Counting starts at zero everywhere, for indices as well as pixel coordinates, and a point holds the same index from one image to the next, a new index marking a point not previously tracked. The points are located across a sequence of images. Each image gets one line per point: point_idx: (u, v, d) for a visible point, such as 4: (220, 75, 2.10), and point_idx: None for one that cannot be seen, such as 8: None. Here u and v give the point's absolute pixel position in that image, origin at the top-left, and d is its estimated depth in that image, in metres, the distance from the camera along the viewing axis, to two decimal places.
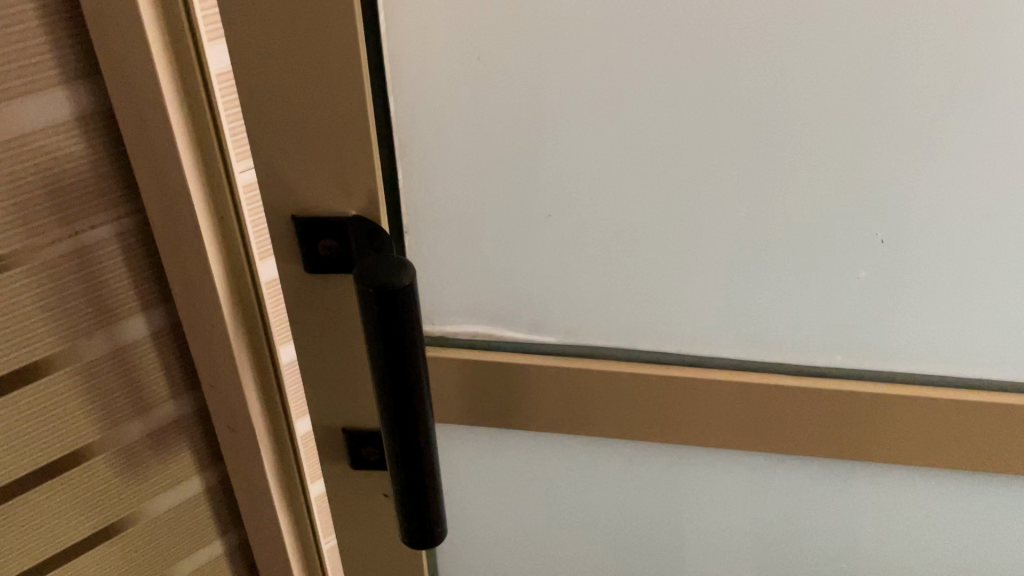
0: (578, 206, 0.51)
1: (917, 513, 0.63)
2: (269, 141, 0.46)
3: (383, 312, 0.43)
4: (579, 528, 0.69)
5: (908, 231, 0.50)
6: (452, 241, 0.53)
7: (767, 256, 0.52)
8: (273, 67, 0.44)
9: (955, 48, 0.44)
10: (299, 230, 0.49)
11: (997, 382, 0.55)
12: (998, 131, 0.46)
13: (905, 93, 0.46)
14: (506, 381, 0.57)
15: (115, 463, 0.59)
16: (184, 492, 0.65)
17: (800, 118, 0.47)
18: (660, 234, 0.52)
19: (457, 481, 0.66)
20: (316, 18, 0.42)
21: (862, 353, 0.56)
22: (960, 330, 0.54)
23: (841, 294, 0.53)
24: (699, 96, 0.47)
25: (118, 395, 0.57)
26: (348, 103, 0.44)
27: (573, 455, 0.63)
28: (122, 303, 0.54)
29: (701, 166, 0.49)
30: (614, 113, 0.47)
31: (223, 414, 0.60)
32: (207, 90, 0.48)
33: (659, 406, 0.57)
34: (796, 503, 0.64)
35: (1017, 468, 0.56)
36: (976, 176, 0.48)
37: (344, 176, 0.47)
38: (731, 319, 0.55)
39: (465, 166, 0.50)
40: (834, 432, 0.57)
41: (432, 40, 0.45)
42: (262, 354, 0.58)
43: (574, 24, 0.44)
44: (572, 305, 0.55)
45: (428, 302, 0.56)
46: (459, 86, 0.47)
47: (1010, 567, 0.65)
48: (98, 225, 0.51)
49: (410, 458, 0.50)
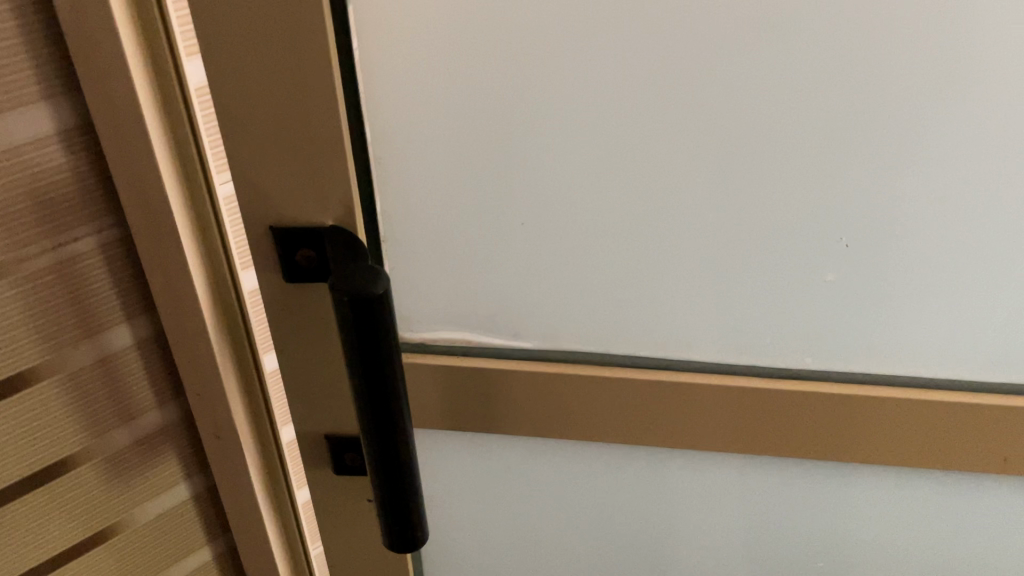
0: (549, 214, 0.52)
1: (889, 512, 0.64)
2: (246, 153, 0.47)
3: (357, 319, 0.44)
4: (562, 531, 0.69)
5: (871, 236, 0.51)
6: (427, 250, 0.54)
7: (735, 261, 0.53)
8: (249, 82, 0.45)
9: (909, 58, 0.45)
10: (278, 241, 0.50)
11: (963, 382, 0.57)
12: (952, 137, 0.48)
13: (867, 98, 0.47)
14: (485, 387, 0.58)
15: (102, 470, 0.60)
16: (172, 499, 0.66)
17: (766, 125, 0.48)
18: (629, 240, 0.53)
19: (439, 485, 0.67)
20: (289, 34, 0.43)
21: (833, 356, 0.57)
22: (928, 332, 0.55)
23: (810, 298, 0.54)
24: (664, 107, 0.48)
25: (103, 404, 0.58)
26: (323, 117, 0.46)
27: (552, 459, 0.64)
28: (106, 313, 0.55)
29: (668, 176, 0.50)
30: (581, 123, 0.49)
31: (207, 422, 0.61)
32: (185, 104, 0.49)
33: (635, 408, 0.58)
34: (772, 503, 0.65)
35: (984, 466, 0.57)
36: (938, 180, 0.49)
37: (319, 188, 0.48)
38: (703, 323, 0.56)
39: (438, 176, 0.51)
40: (806, 432, 0.58)
41: (404, 54, 0.46)
42: (245, 362, 0.59)
43: (540, 38, 0.46)
44: (547, 311, 0.56)
45: (406, 311, 0.57)
46: (431, 97, 0.48)
47: (981, 563, 0.66)
48: (81, 237, 0.52)
49: (390, 463, 0.51)
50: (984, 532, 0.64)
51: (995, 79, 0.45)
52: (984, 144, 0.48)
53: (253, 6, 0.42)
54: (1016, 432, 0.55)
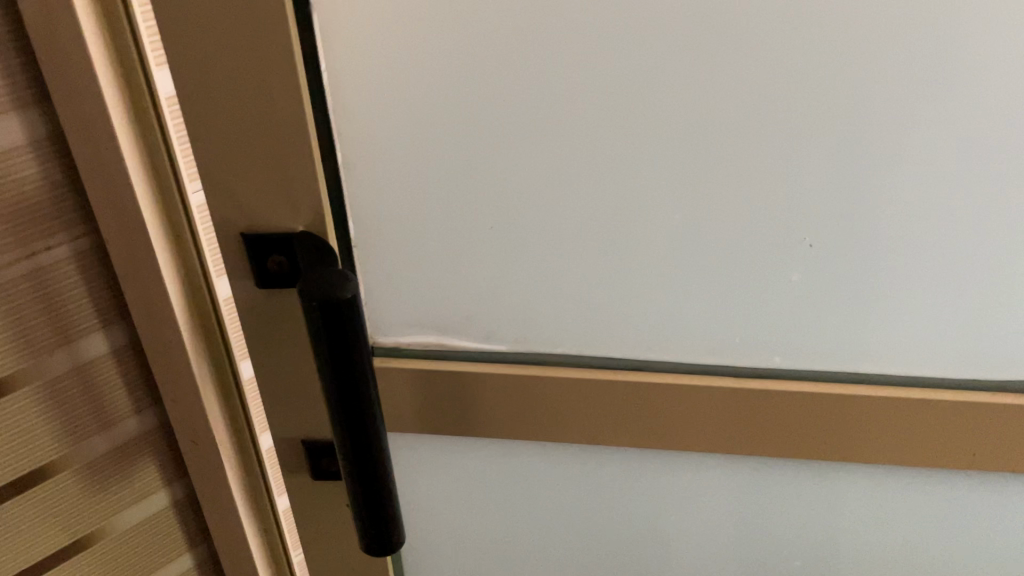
0: (516, 218, 0.53)
1: (861, 509, 0.65)
2: (216, 161, 0.48)
3: (327, 323, 0.44)
4: (540, 532, 0.70)
5: (834, 235, 0.52)
6: (398, 255, 0.55)
7: (701, 262, 0.54)
8: (216, 89, 0.45)
9: (864, 59, 0.46)
10: (249, 247, 0.50)
11: (929, 379, 0.57)
12: (909, 137, 0.48)
13: (825, 99, 0.47)
14: (458, 390, 0.58)
15: (81, 478, 0.60)
16: (152, 506, 0.66)
17: (727, 126, 0.49)
18: (596, 242, 0.53)
19: (417, 490, 0.68)
20: (254, 42, 0.43)
21: (802, 354, 0.57)
22: (894, 330, 0.56)
23: (776, 298, 0.55)
24: (624, 111, 0.48)
25: (80, 411, 0.58)
26: (290, 123, 0.46)
27: (528, 461, 0.64)
28: (81, 321, 0.56)
29: (631, 178, 0.51)
30: (544, 128, 0.49)
31: (185, 429, 0.61)
32: (156, 113, 0.49)
33: (607, 409, 0.58)
34: (746, 502, 0.65)
35: (951, 462, 0.58)
36: (898, 178, 0.50)
37: (289, 194, 0.49)
38: (673, 323, 0.57)
39: (405, 181, 0.51)
40: (777, 431, 0.58)
41: (369, 60, 0.47)
42: (222, 368, 0.59)
43: (500, 43, 0.46)
44: (518, 313, 0.57)
45: (379, 315, 0.58)
46: (396, 104, 0.48)
47: (952, 558, 0.67)
48: (55, 246, 0.52)
49: (364, 467, 0.51)
50: (955, 526, 0.65)
51: (948, 78, 0.46)
52: (941, 144, 0.48)
53: (218, 15, 0.42)
54: (981, 425, 0.56)
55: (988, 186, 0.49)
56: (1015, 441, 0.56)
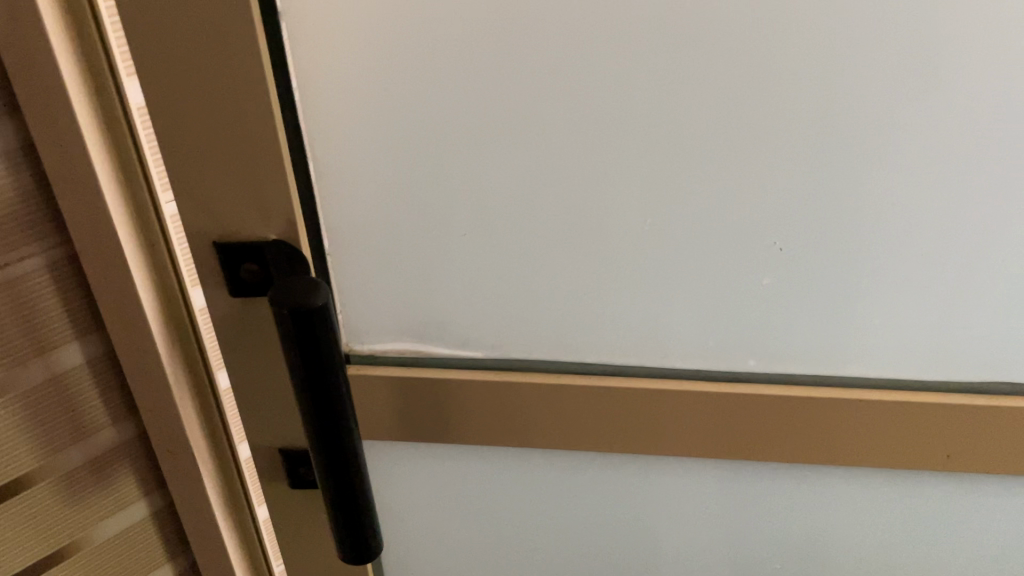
0: (489, 225, 0.53)
1: (838, 510, 0.65)
2: (187, 170, 0.48)
3: (298, 330, 0.44)
4: (520, 538, 0.70)
5: (804, 238, 0.52)
6: (371, 262, 0.55)
7: (673, 266, 0.54)
8: (186, 97, 0.45)
9: (830, 63, 0.46)
10: (222, 255, 0.51)
11: (902, 381, 0.58)
12: (877, 142, 0.49)
13: (792, 103, 0.47)
14: (435, 398, 0.58)
15: (57, 491, 0.59)
16: (130, 517, 0.65)
17: (696, 131, 0.49)
18: (568, 247, 0.54)
19: (396, 498, 0.67)
20: (222, 51, 0.43)
21: (776, 358, 0.57)
22: (867, 333, 0.56)
23: (748, 302, 0.55)
24: (593, 118, 0.49)
25: (55, 423, 0.57)
26: (260, 132, 0.46)
27: (506, 466, 0.64)
28: (56, 332, 0.55)
29: (602, 183, 0.51)
30: (515, 135, 0.49)
31: (162, 440, 0.60)
32: (128, 123, 0.49)
33: (583, 415, 0.59)
34: (724, 505, 0.66)
35: (925, 463, 0.59)
36: (866, 183, 0.50)
37: (261, 202, 0.49)
38: (648, 328, 0.57)
39: (377, 189, 0.51)
40: (752, 434, 0.59)
41: (339, 68, 0.47)
42: (199, 378, 0.59)
43: (469, 51, 0.46)
44: (493, 320, 0.57)
45: (355, 323, 0.58)
46: (367, 112, 0.49)
47: (928, 558, 0.67)
48: (26, 256, 0.52)
49: (340, 475, 0.50)
50: (929, 527, 0.65)
51: (913, 82, 0.46)
52: (908, 148, 0.49)
53: (186, 23, 0.42)
54: (954, 427, 0.56)
55: (955, 190, 0.50)
56: (988, 442, 0.57)
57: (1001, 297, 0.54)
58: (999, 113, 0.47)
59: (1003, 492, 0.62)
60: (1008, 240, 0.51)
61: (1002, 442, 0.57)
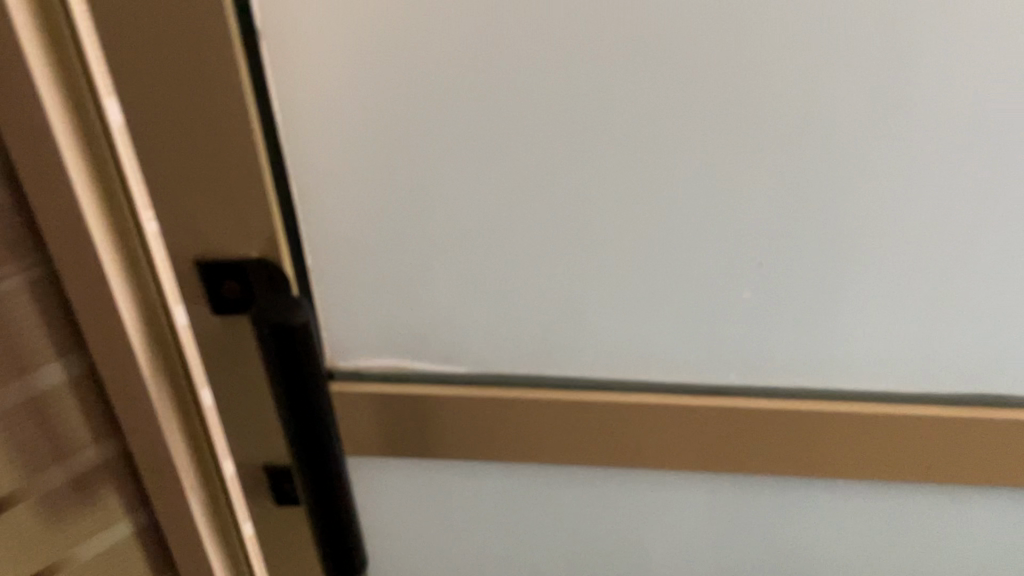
0: (471, 242, 0.53)
1: (822, 520, 0.65)
2: (167, 190, 0.48)
3: (280, 350, 0.44)
4: (506, 552, 0.70)
5: (784, 253, 0.53)
6: (353, 279, 0.55)
7: (652, 280, 0.54)
8: (165, 118, 0.45)
9: (804, 79, 0.47)
10: (204, 274, 0.51)
11: (882, 393, 0.58)
12: (852, 158, 0.49)
13: (767, 120, 0.48)
14: (419, 413, 0.59)
15: (38, 511, 0.58)
16: (114, 536, 0.64)
17: (673, 148, 0.49)
18: (549, 262, 0.54)
19: (381, 513, 0.67)
20: (201, 75, 0.43)
21: (758, 371, 0.58)
22: (847, 346, 0.56)
23: (729, 314, 0.55)
24: (572, 133, 0.49)
25: (36, 443, 0.56)
26: (240, 153, 0.46)
27: (492, 481, 0.64)
28: (37, 350, 0.54)
29: (582, 199, 0.51)
30: (494, 152, 0.50)
31: (143, 458, 0.60)
32: (108, 143, 0.48)
33: (566, 429, 0.59)
34: (708, 516, 0.66)
35: (905, 474, 0.59)
36: (843, 197, 0.50)
37: (242, 220, 0.49)
38: (630, 343, 0.57)
39: (358, 206, 0.52)
40: (735, 446, 0.59)
41: (318, 88, 0.47)
42: (183, 396, 0.59)
43: (449, 68, 0.47)
44: (475, 335, 0.57)
45: (338, 339, 0.58)
46: (347, 131, 0.49)
47: (911, 567, 0.68)
48: (7, 276, 0.51)
49: (324, 492, 0.50)
50: (912, 537, 0.65)
51: (888, 94, 0.47)
52: (884, 162, 0.49)
53: (165, 46, 0.43)
54: (934, 439, 0.57)
55: (931, 203, 0.50)
56: (968, 453, 0.57)
57: (978, 310, 0.54)
58: (972, 125, 0.48)
59: (984, 502, 0.62)
60: (984, 253, 0.52)
61: (982, 453, 0.57)
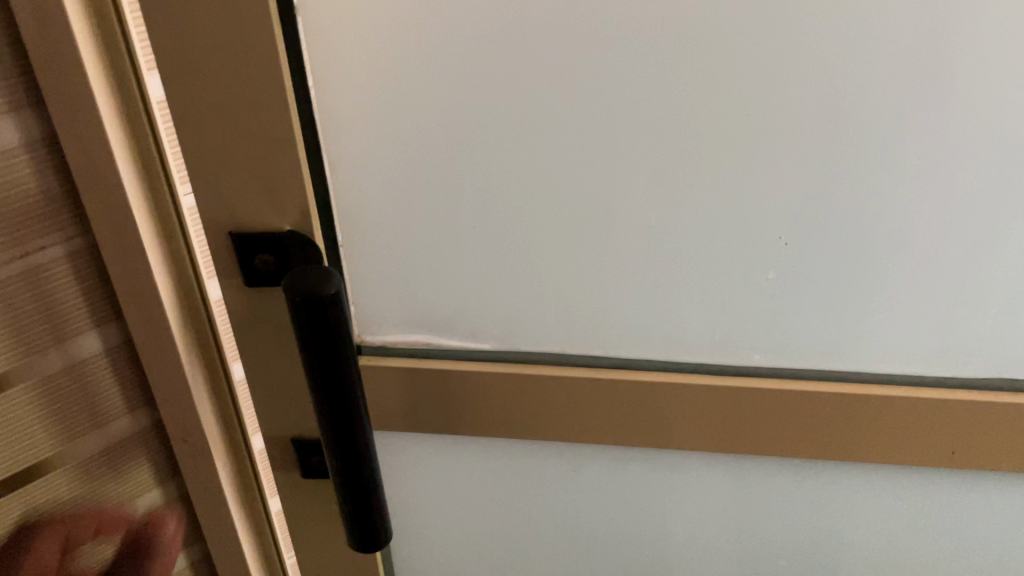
0: (498, 218, 0.54)
1: (842, 504, 0.65)
2: (206, 163, 0.49)
3: (310, 319, 0.44)
4: (527, 528, 0.71)
5: (808, 233, 0.53)
6: (383, 253, 0.56)
7: (677, 258, 0.55)
8: (206, 91, 0.46)
9: (836, 60, 0.47)
10: (239, 245, 0.52)
11: (904, 377, 0.58)
12: (880, 140, 0.49)
13: (796, 101, 0.48)
14: (444, 388, 0.59)
15: (76, 476, 0.60)
16: (146, 505, 0.65)
17: (700, 128, 0.50)
18: (575, 238, 0.54)
19: (405, 487, 0.68)
20: (242, 50, 0.44)
21: (781, 352, 0.58)
22: (871, 328, 0.56)
23: (753, 294, 0.56)
24: (601, 113, 0.49)
25: (75, 410, 0.58)
26: (277, 128, 0.47)
27: (515, 457, 0.65)
28: (77, 319, 0.55)
29: (609, 177, 0.52)
30: (524, 129, 0.50)
31: (176, 428, 0.58)
32: (148, 113, 0.48)
33: (589, 407, 0.59)
34: (729, 498, 0.66)
35: (925, 459, 0.59)
36: (869, 178, 0.51)
37: (276, 194, 0.50)
38: (654, 323, 0.58)
39: (388, 181, 0.52)
40: (756, 427, 0.59)
41: (353, 64, 0.48)
42: (217, 369, 0.58)
43: (482, 45, 0.47)
44: (501, 312, 0.58)
45: (366, 314, 0.59)
46: (381, 106, 0.50)
47: (929, 553, 0.68)
48: (51, 245, 0.52)
49: (351, 462, 0.51)
50: (930, 522, 0.66)
51: (917, 77, 0.47)
52: (912, 144, 0.49)
53: (208, 20, 0.43)
54: (955, 423, 0.57)
55: (958, 186, 0.50)
56: (989, 439, 0.57)
57: (1004, 295, 0.54)
58: (1002, 110, 0.47)
59: (1003, 490, 0.62)
60: (1009, 239, 0.52)
61: (1005, 439, 0.57)
